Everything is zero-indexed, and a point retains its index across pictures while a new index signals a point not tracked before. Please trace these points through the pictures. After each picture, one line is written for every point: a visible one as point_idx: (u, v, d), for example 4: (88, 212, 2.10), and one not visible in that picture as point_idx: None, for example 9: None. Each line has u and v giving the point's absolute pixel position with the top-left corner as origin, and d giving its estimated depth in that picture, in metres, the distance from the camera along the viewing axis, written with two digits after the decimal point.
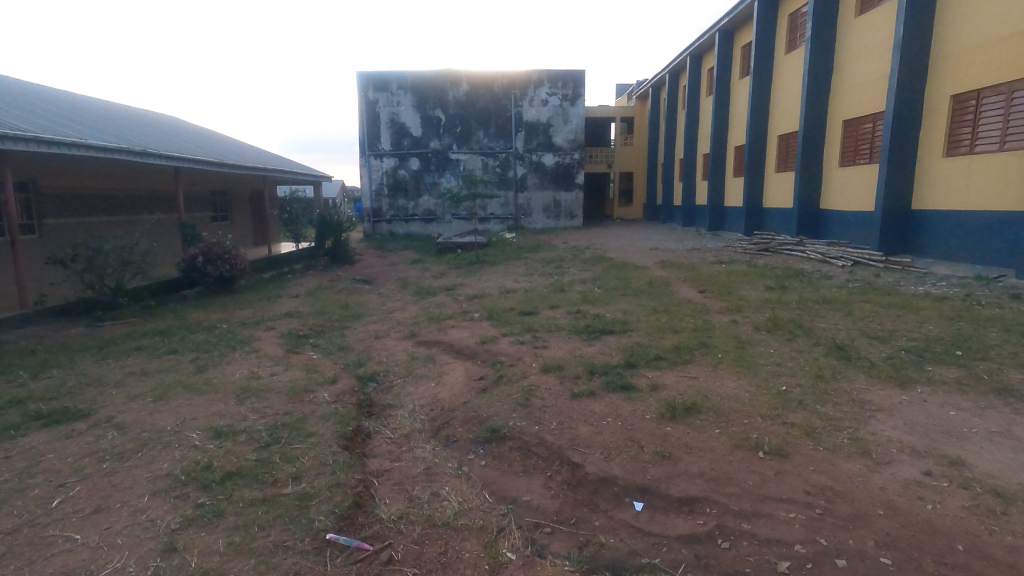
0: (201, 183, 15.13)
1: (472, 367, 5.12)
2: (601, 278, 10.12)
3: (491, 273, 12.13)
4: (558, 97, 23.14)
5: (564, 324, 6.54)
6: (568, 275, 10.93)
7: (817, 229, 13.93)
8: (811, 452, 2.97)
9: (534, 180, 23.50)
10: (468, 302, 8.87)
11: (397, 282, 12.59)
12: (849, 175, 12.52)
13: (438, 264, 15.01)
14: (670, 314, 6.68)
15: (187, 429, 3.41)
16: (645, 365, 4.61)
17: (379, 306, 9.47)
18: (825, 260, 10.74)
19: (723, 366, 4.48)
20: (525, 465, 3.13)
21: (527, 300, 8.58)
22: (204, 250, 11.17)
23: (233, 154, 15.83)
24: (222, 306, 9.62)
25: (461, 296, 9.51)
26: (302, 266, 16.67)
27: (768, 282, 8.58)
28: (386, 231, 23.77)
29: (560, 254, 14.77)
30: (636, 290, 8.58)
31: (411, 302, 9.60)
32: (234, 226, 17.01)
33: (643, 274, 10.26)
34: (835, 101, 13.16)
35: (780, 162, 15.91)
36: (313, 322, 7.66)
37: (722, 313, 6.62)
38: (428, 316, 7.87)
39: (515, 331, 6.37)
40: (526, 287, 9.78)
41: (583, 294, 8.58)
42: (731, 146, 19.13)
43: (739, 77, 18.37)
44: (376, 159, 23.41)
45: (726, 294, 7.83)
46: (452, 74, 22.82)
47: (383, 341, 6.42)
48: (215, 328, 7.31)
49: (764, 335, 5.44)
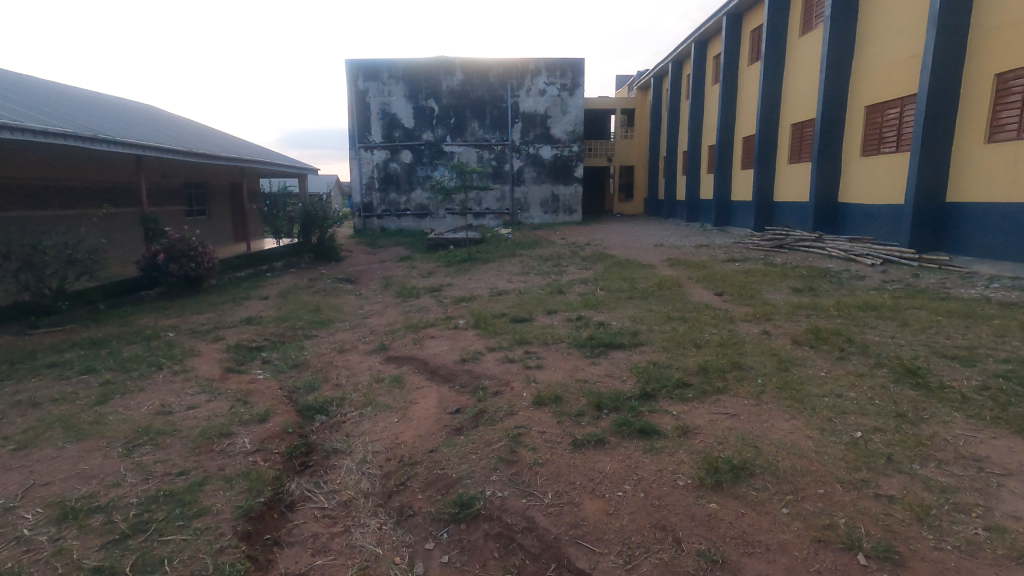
0: (172, 173, 14.09)
1: (449, 393, 4.11)
2: (604, 278, 9.13)
3: (483, 272, 11.13)
4: (556, 87, 22.07)
5: (562, 335, 5.53)
6: (567, 274, 9.94)
7: (835, 226, 12.93)
8: (937, 554, 1.99)
9: (531, 174, 22.45)
10: (453, 306, 7.88)
11: (381, 282, 11.59)
12: (873, 165, 11.50)
13: (427, 262, 14.00)
14: (687, 323, 5.68)
15: (23, 507, 2.41)
16: (666, 396, 3.60)
17: (355, 309, 8.47)
18: (851, 258, 9.76)
19: (770, 399, 3.47)
20: (505, 569, 2.17)
21: (520, 304, 7.57)
22: (167, 246, 10.18)
23: (211, 143, 14.74)
24: (179, 310, 8.58)
25: (447, 298, 8.49)
26: (283, 263, 15.66)
27: (794, 284, 7.59)
28: (377, 227, 22.75)
29: (558, 251, 13.75)
30: (643, 293, 7.58)
31: (391, 305, 8.59)
32: (210, 221, 15.95)
33: (650, 274, 9.26)
34: (857, 85, 12.11)
35: (793, 153, 14.90)
36: (272, 330, 6.65)
37: (749, 322, 5.62)
38: (406, 323, 6.88)
39: (504, 344, 5.36)
40: (519, 288, 8.77)
41: (583, 298, 7.58)
42: (739, 137, 18.10)
43: (749, 64, 17.33)
44: (366, 151, 22.33)
45: (749, 298, 6.84)
46: (445, 62, 21.71)
47: (348, 355, 5.41)
48: (157, 338, 6.29)
49: (809, 352, 4.43)
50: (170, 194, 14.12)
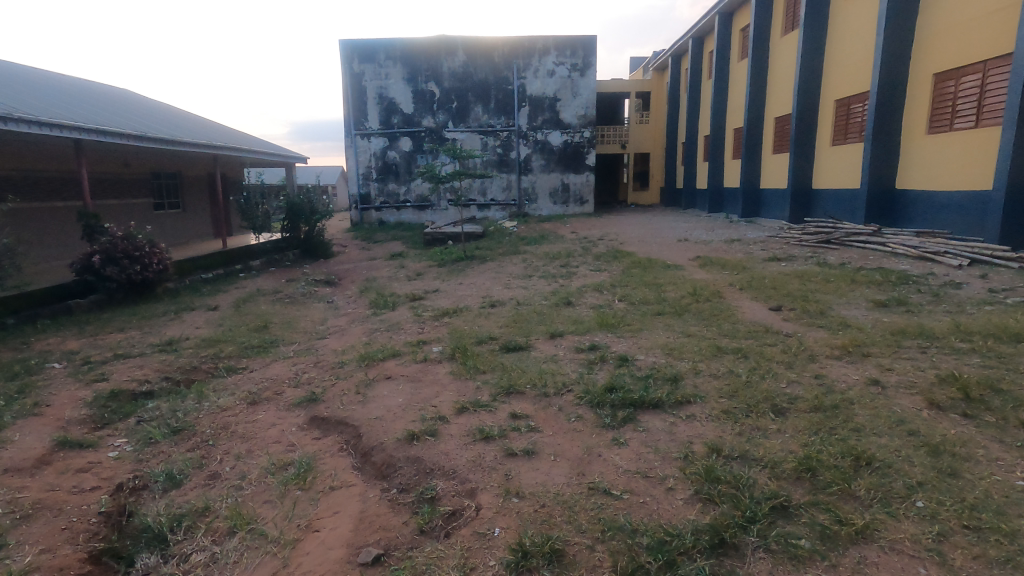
0: (136, 162, 12.66)
1: (377, 507, 2.46)
2: (623, 284, 7.44)
3: (479, 274, 9.52)
4: (566, 67, 20.21)
5: (568, 381, 3.87)
6: (579, 277, 8.24)
7: (891, 217, 11.10)
8: None
9: (539, 162, 20.64)
10: (432, 322, 6.26)
11: (361, 285, 10.03)
12: (944, 145, 9.64)
13: (419, 260, 12.39)
14: (749, 361, 3.98)
15: None
16: (764, 549, 1.94)
17: (314, 324, 6.86)
18: (926, 256, 7.98)
19: (970, 567, 1.80)
20: None
21: (516, 322, 5.91)
22: (106, 246, 8.73)
23: (182, 128, 13.24)
24: (103, 325, 7.05)
25: (427, 311, 6.82)
26: (263, 260, 14.15)
27: (874, 297, 5.83)
28: (375, 220, 21.15)
29: (568, 247, 12.05)
30: (676, 306, 5.89)
31: (361, 318, 6.99)
32: (184, 215, 14.47)
33: (679, 278, 7.57)
34: (922, 49, 10.21)
35: (837, 134, 13.02)
36: (185, 359, 5.05)
37: (839, 361, 3.89)
38: (368, 349, 5.28)
39: (484, 396, 3.70)
40: (518, 298, 7.12)
41: (598, 314, 5.91)
42: (771, 119, 16.21)
43: (782, 36, 15.43)
44: (362, 139, 20.68)
45: (820, 318, 5.12)
46: (446, 41, 19.95)
47: (261, 409, 3.78)
48: (27, 374, 4.72)
49: (970, 431, 2.72)
50: (134, 185, 12.69)
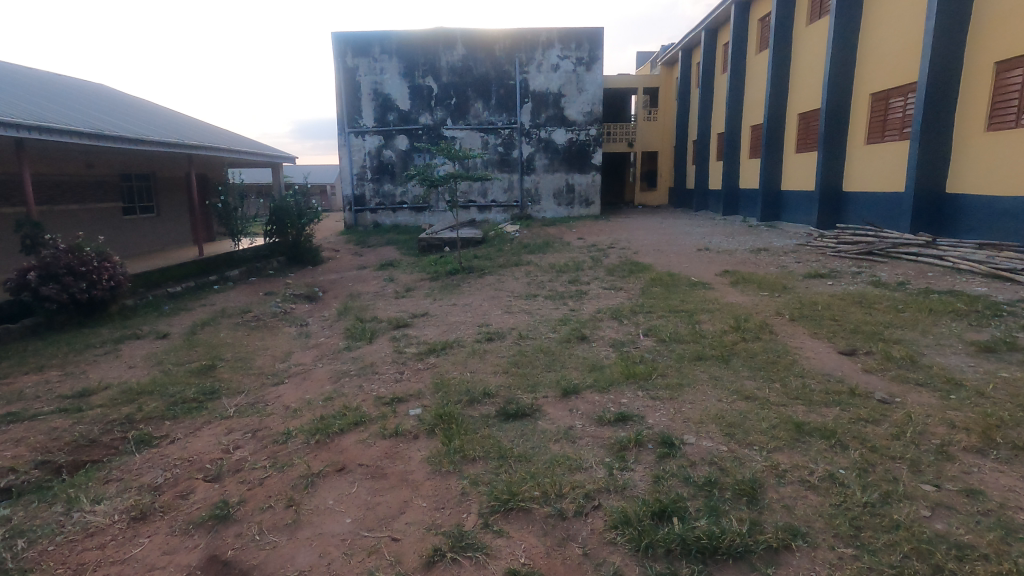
0: (101, 162, 11.62)
1: None
2: (646, 309, 6.27)
3: (475, 291, 8.34)
4: (571, 61, 18.96)
5: (595, 486, 2.69)
6: (592, 300, 7.03)
7: (940, 224, 9.89)
8: None
9: (543, 161, 19.40)
10: (415, 364, 5.07)
11: (343, 303, 8.87)
12: (1006, 145, 8.45)
13: (411, 271, 11.23)
14: (853, 454, 2.78)
15: None
16: None
17: (273, 362, 5.66)
18: (1002, 274, 6.79)
19: None
20: None
21: (518, 367, 4.71)
22: (43, 262, 7.61)
23: (155, 125, 12.14)
24: (22, 358, 5.88)
25: (411, 346, 5.65)
26: (242, 269, 12.98)
27: (970, 336, 4.63)
28: (370, 222, 19.97)
29: (576, 257, 10.88)
30: (720, 348, 4.69)
31: (331, 353, 5.80)
32: (157, 220, 13.34)
33: (711, 303, 6.39)
34: (979, 36, 9.00)
35: (874, 131, 11.80)
36: (85, 424, 3.88)
37: (985, 459, 2.69)
38: (327, 408, 4.10)
39: (474, 517, 2.54)
40: (520, 328, 5.92)
41: (621, 358, 4.70)
42: (794, 115, 15.00)
43: (808, 25, 14.23)
44: (356, 137, 19.50)
45: (915, 373, 3.93)
46: (445, 33, 18.76)
47: (146, 530, 2.61)
48: None
49: None
50: (100, 188, 11.67)
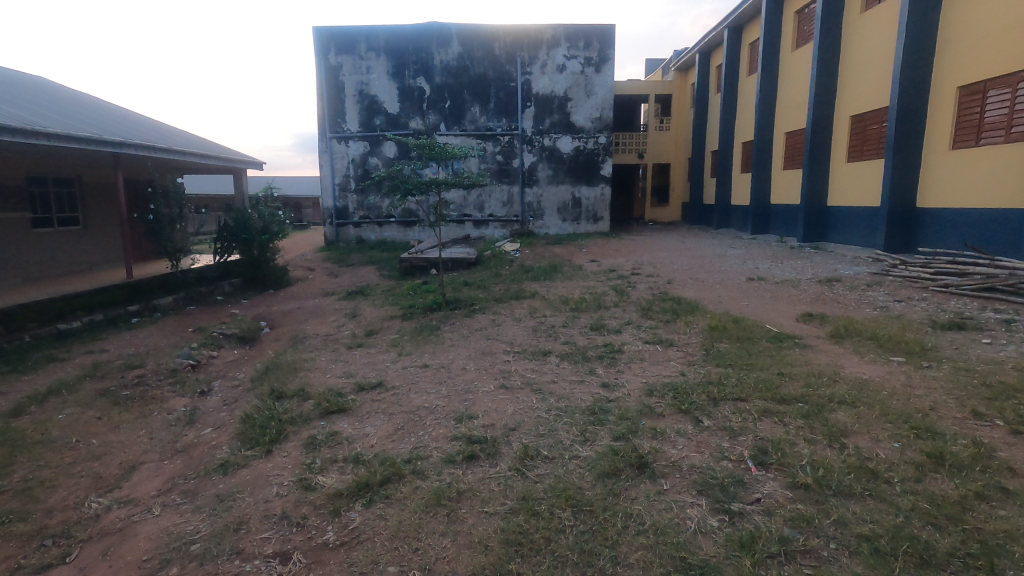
0: (6, 163, 9.26)
1: None
2: (732, 393, 3.80)
3: (459, 341, 5.86)
4: (578, 61, 16.71)
5: None
6: (634, 369, 4.55)
7: None
8: None
9: (547, 171, 17.06)
10: (319, 530, 2.59)
11: (275, 354, 6.39)
12: None
13: (382, 303, 8.78)
14: None
15: None
16: None
17: (84, 497, 3.17)
18: None
19: None
20: None
21: (525, 566, 2.26)
22: None
23: (77, 117, 9.79)
24: None
25: (332, 470, 3.17)
26: (180, 295, 10.56)
27: None
28: (353, 237, 17.51)
29: (594, 288, 8.43)
30: (949, 524, 2.25)
31: (194, 477, 3.30)
32: (78, 235, 10.93)
33: (833, 383, 3.93)
34: None
35: (963, 134, 9.50)
36: None
37: None
38: None
39: None
40: (525, 433, 3.44)
41: (741, 545, 2.25)
42: (845, 118, 12.74)
43: (863, 12, 12.07)
44: (339, 143, 17.13)
45: None
46: (438, 28, 16.52)
47: None
48: None
49: None
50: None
